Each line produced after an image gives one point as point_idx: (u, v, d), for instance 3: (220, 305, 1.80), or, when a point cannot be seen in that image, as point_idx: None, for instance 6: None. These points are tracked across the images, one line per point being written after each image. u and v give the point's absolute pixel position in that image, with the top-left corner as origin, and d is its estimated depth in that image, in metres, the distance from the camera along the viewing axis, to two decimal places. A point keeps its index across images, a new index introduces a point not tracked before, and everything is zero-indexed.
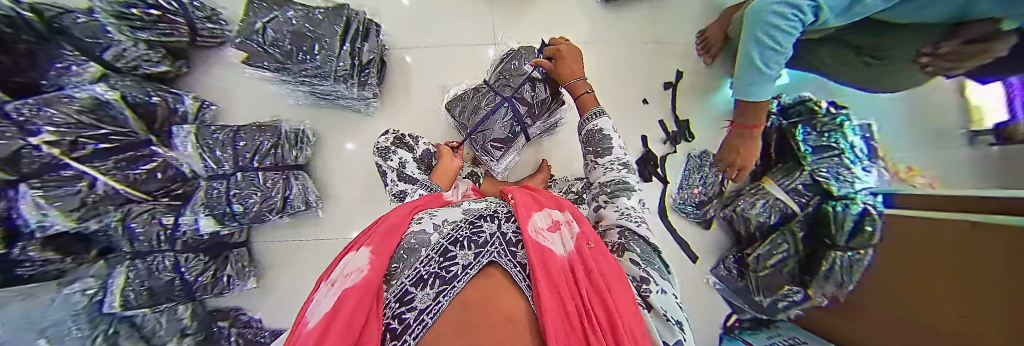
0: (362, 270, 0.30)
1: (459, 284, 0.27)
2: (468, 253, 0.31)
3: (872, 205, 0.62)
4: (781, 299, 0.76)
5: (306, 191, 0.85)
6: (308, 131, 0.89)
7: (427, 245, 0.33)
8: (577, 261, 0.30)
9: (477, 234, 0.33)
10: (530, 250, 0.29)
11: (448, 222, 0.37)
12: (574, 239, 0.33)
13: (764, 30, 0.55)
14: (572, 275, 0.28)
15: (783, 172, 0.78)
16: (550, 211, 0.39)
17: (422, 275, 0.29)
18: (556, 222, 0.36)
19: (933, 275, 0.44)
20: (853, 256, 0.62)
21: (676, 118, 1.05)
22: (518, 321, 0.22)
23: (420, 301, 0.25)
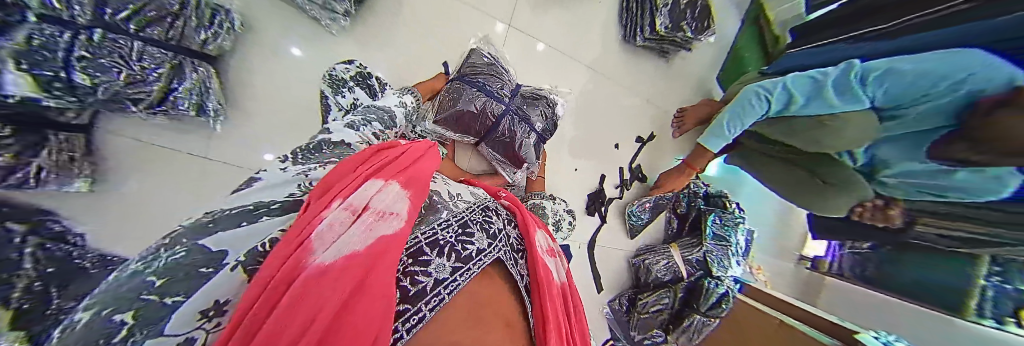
0: (398, 218, 0.27)
1: (474, 268, 0.28)
2: (482, 238, 0.32)
3: (730, 289, 0.86)
4: (648, 338, 0.90)
5: (207, 92, 0.61)
6: (232, 16, 0.64)
7: (448, 213, 0.34)
8: (566, 288, 0.38)
9: (489, 223, 0.35)
10: (534, 265, 0.33)
11: (460, 198, 0.39)
12: (566, 273, 0.41)
13: (744, 103, 0.86)
14: (564, 302, 0.35)
15: (686, 245, 0.98)
16: (545, 233, 0.44)
17: (437, 240, 0.29)
18: (553, 249, 0.42)
19: (747, 331, 0.79)
20: (706, 321, 0.84)
21: (631, 168, 1.16)
22: (516, 327, 0.26)
23: (436, 269, 0.26)
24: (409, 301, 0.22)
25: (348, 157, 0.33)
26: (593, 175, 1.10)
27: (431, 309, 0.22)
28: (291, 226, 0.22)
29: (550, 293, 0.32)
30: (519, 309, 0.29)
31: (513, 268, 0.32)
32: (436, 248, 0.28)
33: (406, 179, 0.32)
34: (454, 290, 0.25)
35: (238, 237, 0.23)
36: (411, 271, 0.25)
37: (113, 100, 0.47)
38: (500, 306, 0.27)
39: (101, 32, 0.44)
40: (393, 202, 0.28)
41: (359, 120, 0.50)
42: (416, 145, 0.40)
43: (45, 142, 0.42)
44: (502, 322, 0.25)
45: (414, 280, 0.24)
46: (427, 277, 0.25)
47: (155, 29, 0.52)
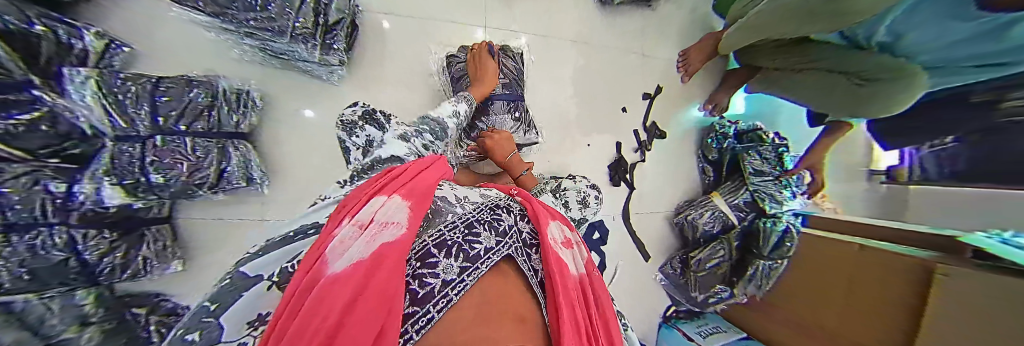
0: (400, 224, 0.28)
1: (483, 267, 0.28)
2: (491, 236, 0.31)
3: (793, 224, 0.81)
4: (712, 296, 0.91)
5: (247, 164, 0.72)
6: (254, 94, 0.74)
7: (454, 215, 0.33)
8: (586, 281, 0.34)
9: (498, 222, 0.34)
10: (548, 256, 0.32)
11: (468, 201, 0.38)
12: (586, 263, 0.38)
13: None
14: (581, 292, 0.33)
15: (730, 190, 0.95)
16: (562, 226, 0.42)
17: (444, 241, 0.29)
18: (569, 240, 0.39)
19: (822, 269, 0.71)
20: (773, 264, 0.80)
21: (648, 127, 1.14)
22: (530, 322, 0.25)
23: (443, 270, 0.25)
24: (417, 303, 0.21)
25: (359, 187, 0.37)
26: (608, 146, 1.08)
27: (438, 310, 0.22)
28: (307, 254, 0.26)
29: (565, 285, 0.30)
30: (532, 303, 0.28)
31: (523, 263, 0.32)
32: (444, 249, 0.28)
33: (408, 190, 0.33)
34: (463, 291, 0.24)
35: (268, 264, 0.34)
36: (418, 274, 0.25)
37: (185, 189, 0.60)
38: (515, 298, 0.27)
39: (160, 138, 0.55)
40: (393, 212, 0.29)
41: (413, 133, 0.54)
42: (418, 161, 0.42)
43: (143, 239, 0.59)
44: (514, 316, 0.24)
45: (421, 283, 0.24)
46: (435, 278, 0.24)
47: (198, 124, 0.61)
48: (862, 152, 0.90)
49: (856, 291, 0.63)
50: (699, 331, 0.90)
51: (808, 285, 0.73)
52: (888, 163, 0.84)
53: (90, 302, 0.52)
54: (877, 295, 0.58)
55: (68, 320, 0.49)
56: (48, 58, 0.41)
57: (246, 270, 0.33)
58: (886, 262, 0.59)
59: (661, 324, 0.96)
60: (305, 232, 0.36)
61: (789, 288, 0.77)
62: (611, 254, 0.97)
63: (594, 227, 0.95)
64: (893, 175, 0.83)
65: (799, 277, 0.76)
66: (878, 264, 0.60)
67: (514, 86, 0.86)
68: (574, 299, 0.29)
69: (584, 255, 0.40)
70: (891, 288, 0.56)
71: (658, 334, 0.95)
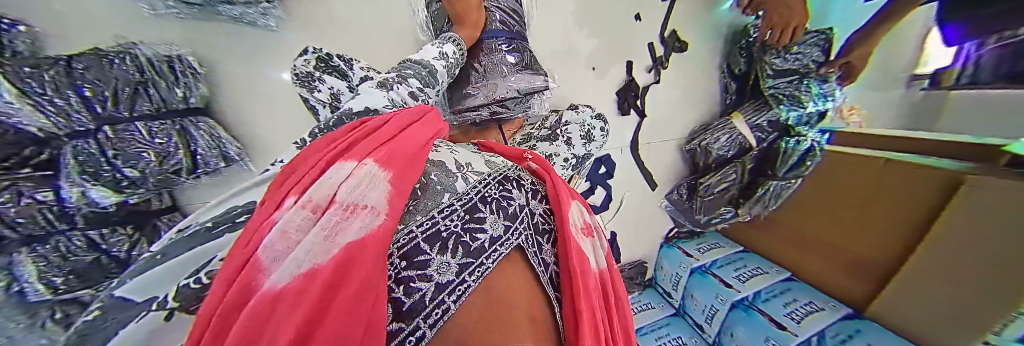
0: (377, 209, 0.22)
1: (488, 262, 0.26)
2: (496, 222, 0.29)
3: (818, 141, 0.73)
4: (715, 216, 0.94)
5: (218, 142, 0.65)
6: (190, 58, 0.62)
7: (451, 195, 0.29)
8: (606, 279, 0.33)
9: (507, 202, 0.32)
10: (566, 250, 0.31)
11: (472, 170, 0.34)
12: (605, 253, 0.36)
13: None
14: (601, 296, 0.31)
15: (754, 108, 0.87)
16: (583, 205, 0.38)
17: (438, 232, 0.26)
18: (590, 226, 0.36)
19: (835, 182, 0.69)
20: (785, 184, 0.79)
21: (664, 38, 0.97)
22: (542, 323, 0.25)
23: (437, 271, 0.23)
24: (402, 318, 0.20)
25: (318, 139, 0.30)
26: (616, 67, 0.96)
27: (431, 326, 0.20)
28: (231, 249, 0.19)
29: (586, 285, 0.28)
30: (546, 302, 0.27)
31: (535, 256, 0.30)
32: (437, 242, 0.25)
33: (385, 155, 0.27)
34: (466, 293, 0.23)
35: (160, 281, 0.24)
36: (404, 277, 0.22)
37: (164, 177, 0.58)
38: (526, 294, 0.26)
39: (110, 129, 0.51)
40: (368, 190, 0.23)
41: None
42: (403, 111, 0.35)
43: (157, 230, 0.59)
44: (524, 316, 0.24)
45: (409, 289, 0.22)
46: (427, 282, 0.22)
47: (142, 106, 0.55)
48: (912, 42, 0.60)
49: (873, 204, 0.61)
50: (700, 248, 0.96)
51: (818, 197, 0.72)
52: (938, 65, 0.57)
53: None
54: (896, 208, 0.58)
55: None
56: None
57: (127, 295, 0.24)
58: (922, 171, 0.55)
59: (663, 244, 1.02)
60: (230, 222, 0.28)
61: (793, 206, 0.77)
62: (617, 187, 0.99)
63: (601, 161, 0.96)
64: (935, 81, 0.57)
65: (810, 193, 0.74)
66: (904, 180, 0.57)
67: (512, 23, 0.70)
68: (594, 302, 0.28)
69: (605, 243, 0.37)
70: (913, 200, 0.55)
71: (660, 254, 1.02)
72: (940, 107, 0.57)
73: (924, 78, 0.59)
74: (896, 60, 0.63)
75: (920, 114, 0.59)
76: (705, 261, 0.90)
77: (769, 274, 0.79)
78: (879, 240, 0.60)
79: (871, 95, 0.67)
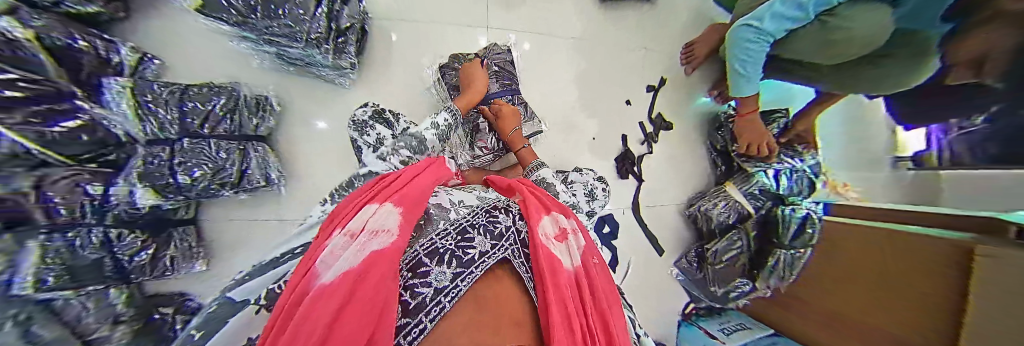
0: (390, 232, 0.28)
1: (477, 271, 0.27)
2: (485, 241, 0.30)
3: (813, 211, 0.76)
4: (732, 290, 0.86)
5: (266, 165, 0.75)
6: (272, 99, 0.78)
7: (445, 222, 0.33)
8: (582, 274, 0.32)
9: (494, 224, 0.33)
10: (537, 255, 0.31)
11: (463, 204, 0.37)
12: (581, 253, 0.35)
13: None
14: (576, 290, 0.29)
15: (743, 179, 0.94)
16: (558, 216, 0.39)
17: (436, 248, 0.29)
18: (564, 231, 0.36)
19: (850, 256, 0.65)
20: (795, 253, 0.74)
21: (653, 117, 1.13)
22: (524, 326, 0.24)
23: (436, 278, 0.25)
24: (408, 314, 0.22)
25: (352, 195, 0.39)
26: (613, 138, 1.10)
27: (431, 319, 0.22)
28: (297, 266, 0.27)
29: (557, 282, 0.28)
30: (523, 307, 0.26)
31: (520, 266, 0.30)
32: (436, 256, 0.28)
33: (399, 197, 0.32)
34: (457, 297, 0.24)
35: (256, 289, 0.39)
36: (411, 284, 0.25)
37: (208, 190, 0.65)
38: (504, 302, 0.26)
39: (187, 140, 0.61)
40: (385, 219, 0.29)
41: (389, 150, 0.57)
42: (411, 167, 0.42)
43: (171, 238, 0.65)
44: (507, 321, 0.23)
45: (414, 292, 0.24)
46: (428, 287, 0.24)
47: (224, 126, 0.67)
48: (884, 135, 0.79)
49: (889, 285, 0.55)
50: (721, 328, 0.85)
51: (833, 270, 0.67)
52: (913, 149, 0.71)
53: (122, 301, 0.55)
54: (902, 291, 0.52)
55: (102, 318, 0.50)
56: (92, 68, 0.49)
57: (234, 295, 0.40)
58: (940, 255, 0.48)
59: (681, 322, 0.92)
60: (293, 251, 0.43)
61: (814, 275, 0.70)
62: (621, 249, 0.98)
63: (604, 220, 0.97)
64: (918, 162, 0.70)
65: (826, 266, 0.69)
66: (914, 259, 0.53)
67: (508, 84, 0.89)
68: (567, 297, 0.26)
69: (582, 242, 0.37)
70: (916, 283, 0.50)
71: (679, 334, 0.90)
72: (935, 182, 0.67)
73: (908, 159, 0.73)
74: (870, 148, 0.83)
75: (921, 193, 0.69)
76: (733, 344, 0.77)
77: None
78: (878, 326, 0.54)
79: (863, 174, 0.83)
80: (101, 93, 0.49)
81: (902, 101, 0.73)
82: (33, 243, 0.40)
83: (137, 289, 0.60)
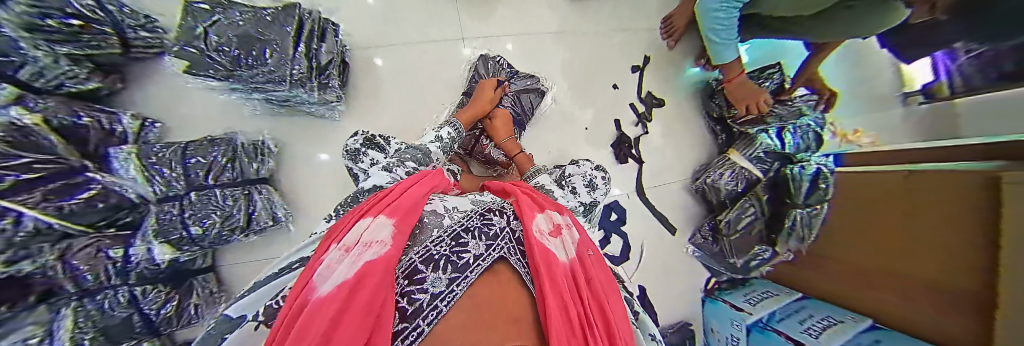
0: (384, 243, 0.28)
1: (472, 275, 0.27)
2: (480, 244, 0.31)
3: (825, 165, 0.74)
4: (753, 258, 0.83)
5: (273, 205, 0.77)
6: (268, 142, 0.80)
7: (440, 228, 0.33)
8: (578, 266, 0.31)
9: (488, 226, 0.34)
10: (534, 250, 0.30)
11: (458, 210, 0.37)
12: (576, 247, 0.35)
13: None
14: (572, 283, 0.29)
15: (747, 143, 0.88)
16: (551, 213, 0.39)
17: (431, 255, 0.29)
18: (558, 227, 0.36)
19: (873, 203, 0.60)
20: (811, 211, 0.71)
21: (643, 98, 1.11)
22: (522, 324, 0.23)
23: (432, 284, 0.25)
24: (407, 319, 0.22)
25: (345, 216, 0.38)
26: (606, 124, 1.08)
27: (428, 323, 0.22)
28: (296, 278, 0.26)
29: (554, 275, 0.27)
30: (529, 303, 0.26)
31: (517, 262, 0.30)
32: (431, 263, 0.28)
33: (392, 208, 0.33)
34: (453, 301, 0.24)
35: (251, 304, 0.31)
36: (408, 291, 0.25)
37: (220, 236, 0.67)
38: (504, 301, 0.25)
39: (194, 193, 0.64)
40: (378, 231, 0.29)
41: (395, 162, 0.54)
42: (408, 179, 0.42)
43: (192, 288, 0.68)
44: (504, 317, 0.23)
45: (410, 299, 0.24)
46: (424, 293, 0.24)
47: (226, 176, 0.68)
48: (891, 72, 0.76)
49: (924, 232, 0.49)
50: (746, 299, 0.81)
51: (859, 220, 0.62)
52: (924, 81, 0.67)
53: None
54: (931, 233, 0.48)
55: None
56: (94, 143, 0.55)
57: (230, 312, 0.31)
58: (971, 195, 0.43)
59: (705, 298, 0.91)
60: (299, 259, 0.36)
61: (846, 229, 0.65)
62: (632, 235, 0.96)
63: (611, 208, 0.96)
64: (930, 95, 0.66)
65: (853, 217, 0.64)
66: (937, 196, 0.48)
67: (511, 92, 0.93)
68: (562, 289, 0.26)
69: (577, 237, 0.37)
70: (945, 223, 0.46)
71: (705, 311, 0.90)
72: (953, 113, 0.62)
73: (918, 93, 0.68)
74: (877, 88, 0.80)
75: (937, 124, 0.64)
76: (761, 314, 0.71)
77: (846, 323, 0.59)
78: (916, 274, 0.50)
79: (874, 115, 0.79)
80: (110, 165, 0.55)
81: (903, 37, 0.69)
82: (66, 310, 0.49)
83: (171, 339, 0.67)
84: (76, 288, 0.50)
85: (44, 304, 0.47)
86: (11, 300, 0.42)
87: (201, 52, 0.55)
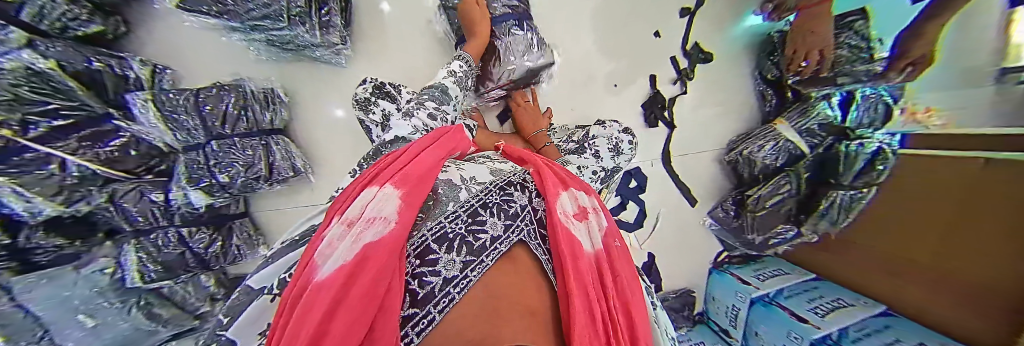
0: (388, 220, 0.25)
1: (488, 260, 0.26)
2: (498, 223, 0.29)
3: (889, 143, 0.60)
4: (773, 237, 0.80)
5: (291, 156, 0.79)
6: (277, 90, 0.78)
7: (454, 203, 0.31)
8: (603, 259, 0.30)
9: (508, 203, 0.32)
10: (557, 235, 0.28)
11: (475, 181, 0.35)
12: (603, 235, 0.34)
13: None
14: (596, 276, 0.28)
15: (800, 112, 0.78)
16: (576, 193, 0.36)
17: (445, 234, 0.27)
18: (584, 210, 0.34)
19: (927, 183, 0.50)
20: (855, 194, 0.63)
21: (688, 51, 0.98)
22: (542, 315, 0.22)
23: (444, 267, 0.24)
24: (417, 304, 0.21)
25: (351, 184, 0.36)
26: (636, 82, 0.99)
27: (440, 311, 0.21)
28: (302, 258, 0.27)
29: (578, 266, 0.26)
30: (547, 294, 0.25)
31: (537, 248, 0.29)
32: (445, 242, 0.27)
33: (398, 177, 0.29)
34: (466, 288, 0.23)
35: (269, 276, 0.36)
36: (419, 272, 0.24)
37: (248, 183, 0.70)
38: (522, 289, 0.24)
39: (215, 142, 0.64)
40: (384, 205, 0.26)
41: (415, 106, 0.48)
42: (420, 141, 0.38)
43: (232, 231, 0.74)
44: (521, 309, 0.21)
45: (422, 282, 0.23)
46: (436, 276, 0.23)
47: (242, 124, 0.68)
48: None
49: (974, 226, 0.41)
50: (756, 275, 0.80)
51: (909, 200, 0.53)
52: None
53: (213, 283, 0.71)
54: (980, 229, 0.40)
55: (201, 297, 0.68)
56: (112, 90, 0.53)
57: (252, 282, 0.36)
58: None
59: (712, 270, 0.92)
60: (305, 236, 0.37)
61: (887, 209, 0.56)
62: (648, 203, 0.97)
63: (631, 175, 0.96)
64: None
65: (900, 195, 0.55)
66: (996, 185, 0.39)
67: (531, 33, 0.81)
68: (587, 283, 0.24)
69: (604, 223, 0.35)
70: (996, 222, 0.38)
71: (709, 281, 0.91)
72: None
73: None
74: None
75: None
76: (768, 290, 0.72)
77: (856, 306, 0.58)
78: (951, 271, 0.44)
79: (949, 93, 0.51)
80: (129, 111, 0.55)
81: None
82: (129, 245, 0.57)
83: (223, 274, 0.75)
84: (130, 228, 0.56)
85: (111, 240, 0.55)
86: (78, 236, 0.49)
87: None
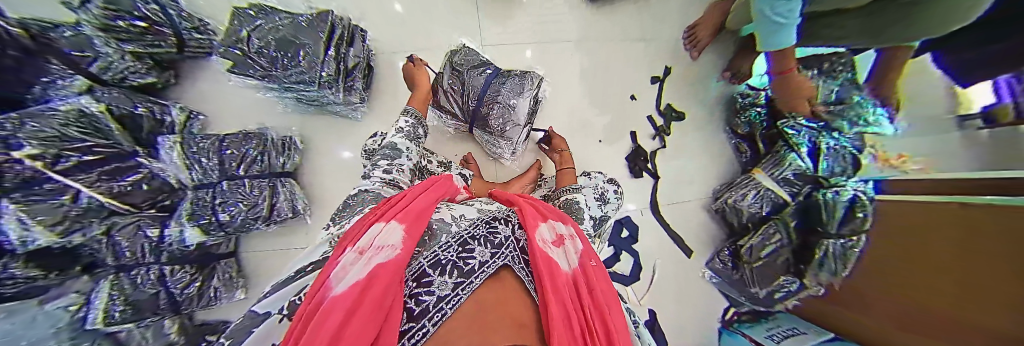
0: (394, 246, 0.28)
1: (477, 280, 0.27)
2: (485, 251, 0.30)
3: (864, 191, 0.60)
4: (778, 290, 0.75)
5: (294, 197, 0.82)
6: (296, 139, 0.86)
7: (448, 235, 0.32)
8: (580, 277, 0.31)
9: (494, 234, 0.33)
10: (538, 263, 0.29)
11: (464, 218, 0.36)
12: (580, 256, 0.34)
13: None
14: (573, 290, 0.29)
15: (774, 162, 0.83)
16: (554, 223, 0.38)
17: (438, 260, 0.29)
18: (561, 237, 0.35)
19: (914, 227, 0.48)
20: (845, 242, 0.61)
21: (663, 110, 1.09)
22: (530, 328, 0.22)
23: (438, 287, 0.25)
24: (414, 318, 0.23)
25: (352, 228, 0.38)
26: (620, 136, 1.08)
27: (434, 322, 0.22)
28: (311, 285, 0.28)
29: (557, 286, 0.27)
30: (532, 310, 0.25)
31: (521, 270, 0.30)
32: (437, 268, 0.28)
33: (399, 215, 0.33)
34: (459, 303, 0.24)
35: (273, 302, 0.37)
36: (416, 293, 0.25)
37: (247, 223, 0.72)
38: (512, 306, 0.25)
39: (226, 182, 0.69)
40: (389, 235, 0.29)
41: (370, 168, 0.58)
42: (415, 188, 0.42)
43: (215, 271, 0.74)
44: (511, 322, 0.22)
45: (418, 300, 0.24)
46: (430, 295, 0.25)
47: (255, 167, 0.74)
48: None
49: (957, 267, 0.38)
50: (768, 336, 0.72)
51: (900, 244, 0.50)
52: None
53: (174, 330, 0.66)
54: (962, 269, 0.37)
55: None
56: (147, 131, 0.61)
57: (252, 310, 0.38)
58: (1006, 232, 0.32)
59: (722, 329, 0.85)
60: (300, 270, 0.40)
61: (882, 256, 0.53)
62: (643, 253, 0.96)
63: (622, 223, 0.98)
64: None
65: (892, 240, 0.52)
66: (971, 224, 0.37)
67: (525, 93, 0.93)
68: (568, 301, 0.25)
69: (580, 247, 0.36)
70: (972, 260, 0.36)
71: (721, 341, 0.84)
72: None
73: None
74: None
75: None
76: None
77: None
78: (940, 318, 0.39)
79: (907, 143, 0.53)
80: (156, 147, 0.61)
81: None
82: (104, 281, 0.54)
83: (188, 319, 0.70)
84: (113, 262, 0.54)
85: (88, 275, 0.53)
86: (58, 268, 0.46)
87: (244, 53, 0.63)
